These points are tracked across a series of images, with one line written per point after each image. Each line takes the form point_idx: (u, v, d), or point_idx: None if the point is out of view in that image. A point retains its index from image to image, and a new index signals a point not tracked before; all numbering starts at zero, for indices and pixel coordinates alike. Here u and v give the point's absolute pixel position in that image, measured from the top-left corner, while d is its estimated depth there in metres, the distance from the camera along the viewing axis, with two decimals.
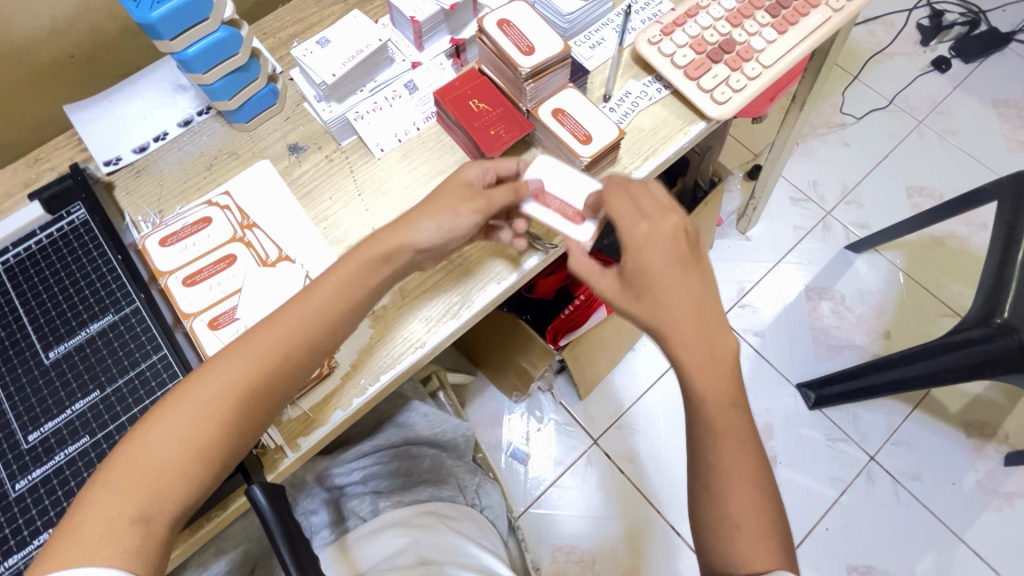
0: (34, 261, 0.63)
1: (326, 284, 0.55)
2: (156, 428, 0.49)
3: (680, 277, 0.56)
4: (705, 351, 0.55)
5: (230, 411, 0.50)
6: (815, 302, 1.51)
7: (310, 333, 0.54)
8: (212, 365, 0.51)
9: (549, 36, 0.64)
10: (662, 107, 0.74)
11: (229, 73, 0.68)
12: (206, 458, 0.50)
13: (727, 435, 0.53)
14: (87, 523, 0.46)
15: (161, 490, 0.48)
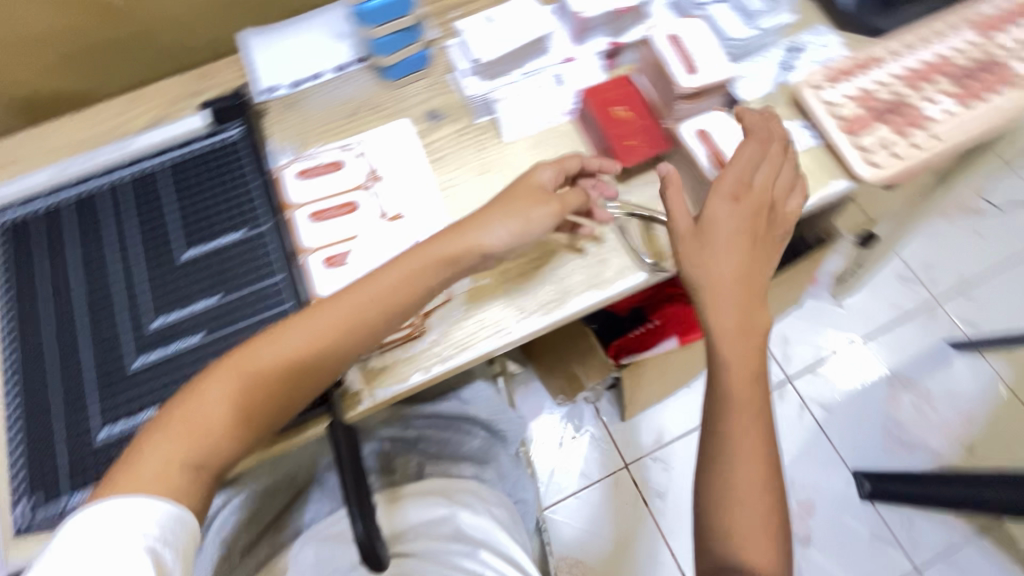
0: (185, 165, 0.69)
1: (386, 276, 0.57)
2: (211, 388, 0.52)
3: (739, 213, 0.58)
4: (739, 347, 0.56)
5: (281, 380, 0.54)
6: (896, 391, 1.40)
7: (366, 317, 0.55)
8: (270, 336, 0.55)
9: (715, 60, 0.63)
10: (809, 156, 0.70)
11: (396, 31, 0.72)
12: (255, 420, 0.53)
13: (751, 466, 0.54)
14: (139, 464, 0.49)
15: (210, 445, 0.51)
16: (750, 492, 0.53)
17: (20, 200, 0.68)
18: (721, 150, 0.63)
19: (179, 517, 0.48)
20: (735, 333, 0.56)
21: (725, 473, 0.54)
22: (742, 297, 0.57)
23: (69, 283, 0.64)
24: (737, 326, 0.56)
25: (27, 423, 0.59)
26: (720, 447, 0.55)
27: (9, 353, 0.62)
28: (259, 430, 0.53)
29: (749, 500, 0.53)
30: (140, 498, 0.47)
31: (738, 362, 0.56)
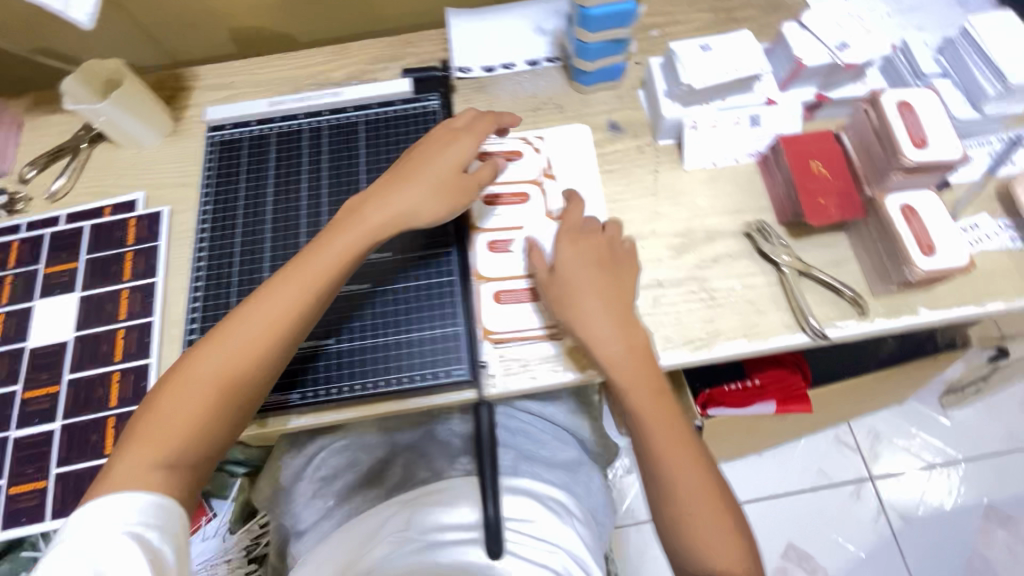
0: (383, 123, 0.74)
1: (326, 244, 0.57)
2: (180, 380, 0.51)
3: (584, 249, 0.61)
4: (641, 378, 0.57)
5: (246, 360, 0.52)
6: (989, 524, 1.26)
7: (313, 272, 0.55)
8: (239, 315, 0.53)
9: (945, 138, 0.59)
10: (1009, 258, 0.65)
11: (607, 40, 0.71)
12: (225, 406, 0.51)
13: (706, 506, 0.55)
14: (115, 468, 0.48)
15: (180, 438, 0.49)
16: (716, 531, 0.55)
17: (239, 123, 0.75)
18: (926, 232, 0.60)
19: (160, 505, 0.47)
20: (633, 364, 0.58)
21: (675, 512, 0.55)
22: (621, 322, 0.58)
23: (263, 205, 0.70)
24: (635, 363, 0.58)
25: (203, 322, 0.64)
26: (663, 488, 0.56)
27: (198, 255, 0.68)
28: (229, 416, 0.52)
29: (714, 539, 0.54)
30: (124, 494, 0.46)
31: (646, 392, 0.57)
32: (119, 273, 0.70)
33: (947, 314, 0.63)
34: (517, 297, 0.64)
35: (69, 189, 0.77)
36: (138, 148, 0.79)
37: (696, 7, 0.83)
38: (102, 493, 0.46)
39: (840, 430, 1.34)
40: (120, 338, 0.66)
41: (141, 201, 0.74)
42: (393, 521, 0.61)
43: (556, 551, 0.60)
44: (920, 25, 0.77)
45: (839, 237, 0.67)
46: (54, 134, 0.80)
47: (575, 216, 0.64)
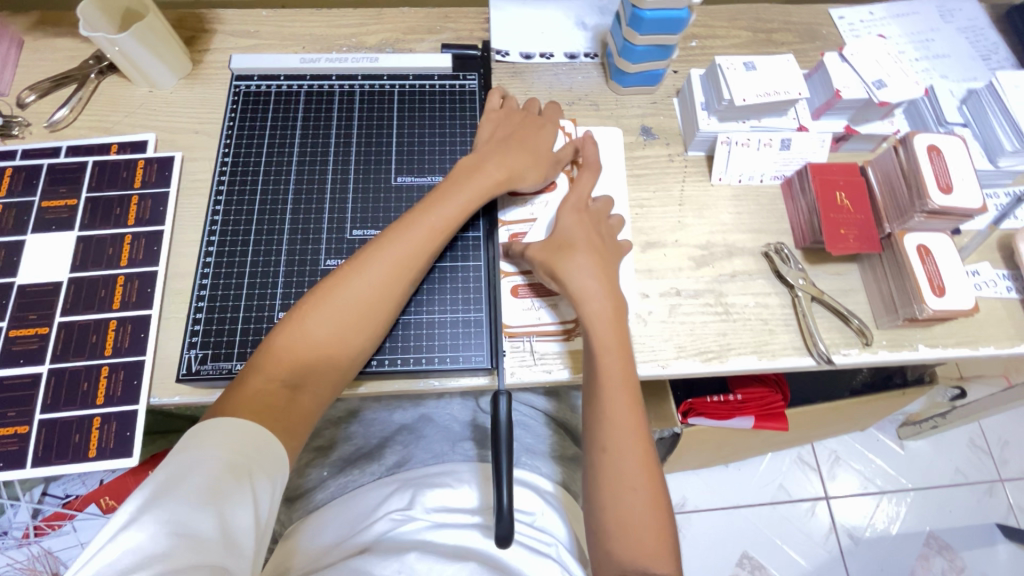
0: (420, 96, 0.72)
1: (450, 192, 0.59)
2: (315, 306, 0.52)
3: (583, 220, 0.61)
4: (608, 336, 0.55)
5: (378, 298, 0.54)
6: (929, 551, 1.31)
7: (446, 216, 0.58)
8: (375, 250, 0.55)
9: (969, 188, 0.63)
10: (1003, 306, 0.69)
11: (654, 45, 0.70)
12: (355, 338, 0.53)
13: (633, 469, 0.51)
14: (247, 384, 0.49)
15: (315, 362, 0.52)
16: (634, 492, 0.51)
17: (267, 76, 0.72)
18: (939, 273, 0.63)
19: (183, 512, 0.39)
20: (604, 319, 0.55)
21: (607, 470, 0.52)
22: (601, 279, 0.57)
23: (288, 164, 0.67)
24: (609, 319, 0.55)
25: (215, 278, 0.61)
26: (602, 441, 0.53)
27: (215, 207, 0.64)
28: (359, 347, 0.54)
29: (631, 498, 0.50)
30: (239, 423, 0.45)
31: (609, 348, 0.54)
32: (122, 217, 0.66)
33: (943, 352, 0.66)
34: (534, 291, 0.63)
35: (71, 121, 0.72)
36: (152, 88, 0.74)
37: (736, 24, 0.84)
38: (186, 444, 0.43)
39: (804, 450, 1.39)
40: (120, 286, 0.63)
41: (151, 143, 0.70)
42: (397, 501, 0.62)
43: (555, 542, 0.61)
44: (944, 73, 0.81)
45: (852, 269, 0.70)
46: (58, 59, 0.75)
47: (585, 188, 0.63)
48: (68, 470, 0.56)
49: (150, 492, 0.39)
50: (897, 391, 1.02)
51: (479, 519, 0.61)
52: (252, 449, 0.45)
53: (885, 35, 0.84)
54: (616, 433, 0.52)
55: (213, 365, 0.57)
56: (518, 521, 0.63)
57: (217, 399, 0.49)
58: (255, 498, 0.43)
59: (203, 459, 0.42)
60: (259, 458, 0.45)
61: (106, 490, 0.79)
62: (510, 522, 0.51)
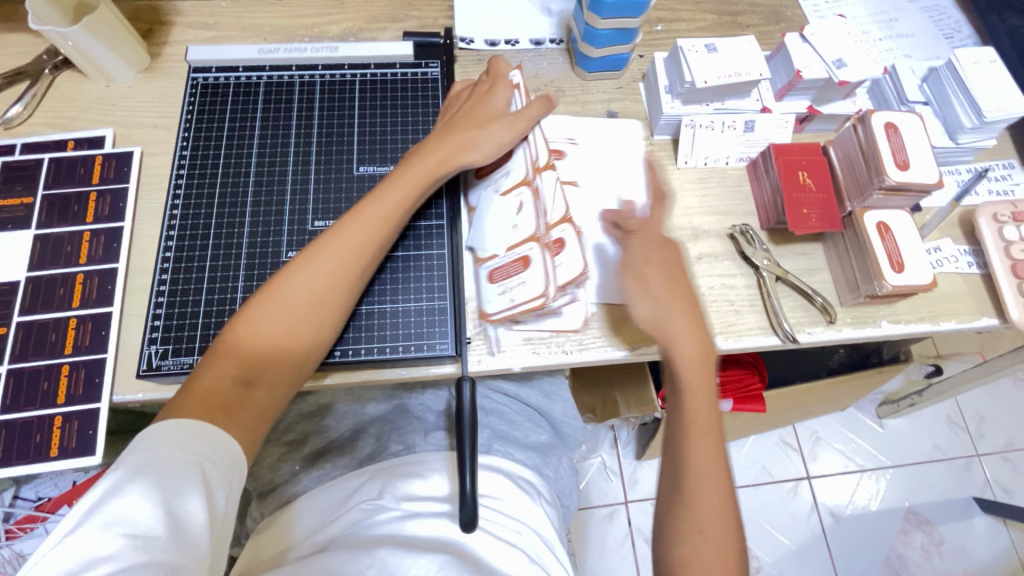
0: (381, 84, 0.71)
1: (399, 180, 0.59)
2: (261, 303, 0.52)
3: (657, 247, 0.59)
4: (697, 382, 0.56)
5: (327, 289, 0.53)
6: (908, 526, 1.34)
7: (392, 206, 0.57)
8: (322, 244, 0.55)
9: (925, 164, 0.63)
10: (964, 282, 0.70)
11: (616, 28, 0.70)
12: (304, 332, 0.52)
13: (712, 516, 0.52)
14: (198, 382, 0.49)
15: (266, 358, 0.51)
16: (711, 537, 0.51)
17: (226, 67, 0.71)
18: (899, 250, 0.63)
19: (139, 509, 0.39)
20: (694, 364, 0.56)
21: (683, 513, 0.52)
22: (694, 331, 0.57)
23: (248, 157, 0.66)
24: (698, 361, 0.56)
25: (174, 273, 0.60)
26: (679, 484, 0.53)
27: (174, 202, 0.64)
28: (310, 340, 0.53)
29: (705, 542, 0.51)
30: (189, 422, 0.45)
31: (693, 393, 0.55)
32: (80, 214, 0.65)
33: (906, 328, 0.67)
34: (507, 274, 0.60)
35: (26, 118, 0.70)
36: (109, 82, 0.73)
37: (701, 7, 0.84)
38: (151, 438, 0.43)
39: (786, 431, 1.41)
40: (79, 283, 0.62)
41: (109, 139, 0.69)
42: (366, 492, 0.61)
43: (525, 530, 0.61)
44: (907, 52, 0.82)
45: (816, 248, 0.70)
46: (10, 55, 0.73)
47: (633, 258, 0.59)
48: (30, 470, 0.56)
49: (111, 487, 0.40)
50: (871, 369, 1.03)
51: (448, 507, 0.61)
52: (210, 447, 0.44)
53: (849, 15, 0.85)
54: (698, 478, 0.52)
55: (174, 360, 0.57)
56: (488, 506, 0.62)
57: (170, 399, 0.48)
58: (209, 495, 0.42)
59: (160, 457, 0.42)
60: (217, 456, 0.44)
61: (77, 491, 0.78)
62: (474, 506, 0.52)
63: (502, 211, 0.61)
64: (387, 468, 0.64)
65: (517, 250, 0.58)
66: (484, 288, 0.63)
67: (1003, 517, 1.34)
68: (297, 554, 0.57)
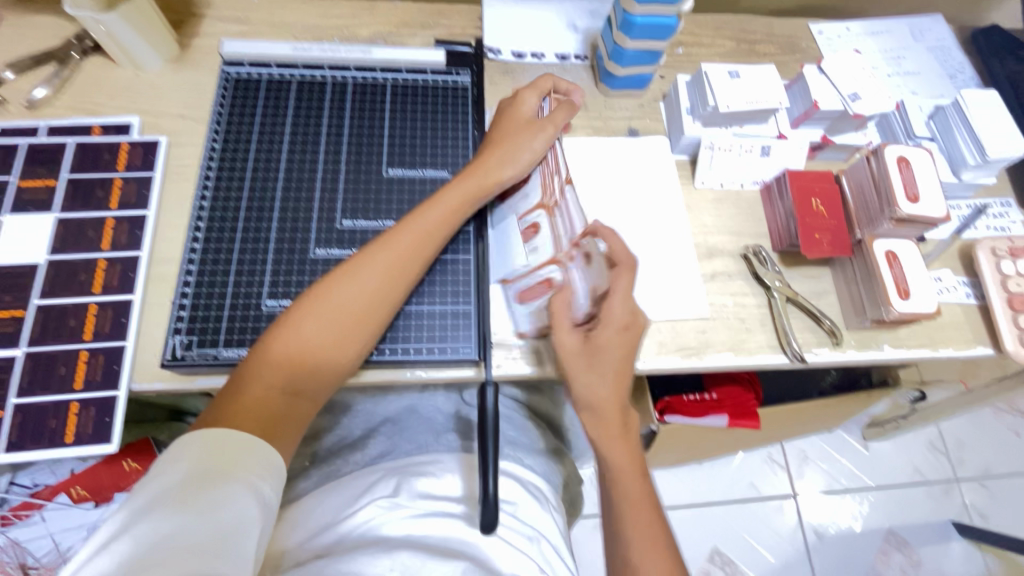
0: (413, 90, 0.73)
1: (439, 200, 0.60)
2: (305, 314, 0.53)
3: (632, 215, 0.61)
4: (621, 460, 0.56)
5: (376, 303, 0.55)
6: (888, 547, 1.37)
7: (432, 227, 0.59)
8: (368, 258, 0.56)
9: (934, 198, 0.67)
10: (962, 311, 0.73)
11: (642, 50, 0.72)
12: (345, 347, 0.53)
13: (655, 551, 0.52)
14: (244, 391, 0.49)
15: (314, 368, 0.52)
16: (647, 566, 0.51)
17: (259, 63, 0.72)
18: (905, 278, 0.66)
19: (184, 514, 0.38)
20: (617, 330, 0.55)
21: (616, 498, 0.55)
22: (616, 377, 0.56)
23: (279, 153, 0.67)
24: (619, 442, 0.56)
25: (201, 264, 0.61)
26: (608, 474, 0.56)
27: (203, 193, 0.64)
28: (357, 351, 0.54)
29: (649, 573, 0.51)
30: (238, 434, 0.45)
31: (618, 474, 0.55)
32: (104, 201, 0.65)
33: (907, 353, 0.70)
34: (536, 294, 0.59)
35: (51, 101, 0.70)
36: (137, 70, 0.73)
37: (721, 34, 0.87)
38: (180, 458, 0.42)
39: (774, 449, 1.44)
40: (101, 269, 0.62)
41: (136, 127, 0.69)
42: (382, 488, 0.61)
43: (536, 536, 0.61)
44: (914, 89, 0.86)
45: (824, 272, 0.73)
46: (38, 37, 0.73)
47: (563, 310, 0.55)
48: (42, 456, 0.55)
49: (135, 513, 0.38)
50: (863, 391, 1.06)
51: (461, 508, 0.61)
52: (246, 450, 0.44)
53: (861, 50, 0.88)
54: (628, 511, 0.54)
55: (198, 351, 0.57)
56: (503, 510, 0.63)
57: (212, 407, 0.48)
58: (254, 492, 0.43)
59: (201, 469, 0.42)
60: (243, 461, 0.44)
61: (77, 479, 0.76)
62: (495, 509, 0.52)
63: (525, 233, 0.61)
64: (399, 470, 0.64)
65: (541, 271, 0.57)
66: (517, 308, 0.63)
67: (979, 542, 1.38)
68: (298, 553, 0.56)
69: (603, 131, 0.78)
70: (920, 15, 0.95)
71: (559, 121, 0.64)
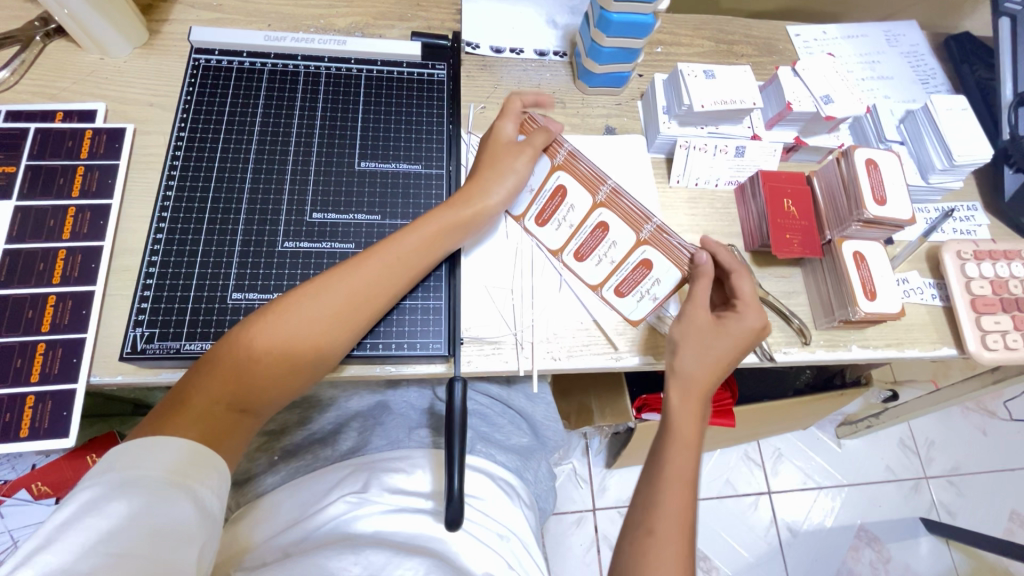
0: (387, 82, 0.72)
1: (416, 226, 0.59)
2: (261, 329, 0.51)
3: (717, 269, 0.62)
4: (687, 429, 0.55)
5: (332, 328, 0.53)
6: (860, 543, 1.40)
7: (407, 258, 0.58)
8: (333, 280, 0.54)
9: (901, 202, 0.68)
10: (928, 313, 0.75)
11: (619, 48, 0.72)
12: (298, 371, 0.52)
13: (673, 506, 0.50)
14: (190, 400, 0.48)
15: (261, 386, 0.50)
16: (667, 523, 0.49)
17: (230, 51, 0.70)
18: (872, 279, 0.67)
19: (130, 517, 0.38)
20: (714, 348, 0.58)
21: (651, 503, 0.51)
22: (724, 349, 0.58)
23: (248, 144, 0.66)
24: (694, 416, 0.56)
25: (165, 256, 0.59)
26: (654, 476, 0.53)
27: (168, 184, 0.62)
28: (308, 373, 0.53)
29: (660, 528, 0.49)
30: (185, 442, 0.44)
31: (681, 431, 0.55)
32: (65, 188, 0.63)
33: (873, 353, 0.71)
34: (634, 283, 0.64)
35: (12, 85, 0.68)
36: (104, 55, 0.71)
37: (700, 34, 0.87)
38: (127, 455, 0.42)
39: (750, 447, 1.46)
40: (60, 260, 0.60)
41: (101, 113, 0.67)
42: (351, 484, 0.60)
43: (505, 531, 0.62)
44: (887, 94, 0.87)
45: (794, 272, 0.74)
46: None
47: (700, 298, 0.59)
48: None
49: (84, 505, 0.38)
50: (835, 391, 1.08)
51: (430, 504, 0.60)
52: (186, 459, 0.44)
53: (836, 54, 0.90)
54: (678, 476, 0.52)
55: (160, 344, 0.56)
56: (473, 506, 0.62)
57: (152, 413, 0.47)
58: (195, 498, 0.42)
59: (138, 478, 0.40)
60: (186, 467, 0.43)
61: (38, 475, 0.75)
62: (460, 505, 0.52)
63: (595, 239, 0.64)
64: (370, 467, 0.63)
65: (632, 258, 0.63)
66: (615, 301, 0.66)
67: (946, 538, 1.42)
68: (261, 551, 0.55)
69: (580, 128, 0.78)
70: (895, 21, 0.96)
71: (537, 147, 0.63)
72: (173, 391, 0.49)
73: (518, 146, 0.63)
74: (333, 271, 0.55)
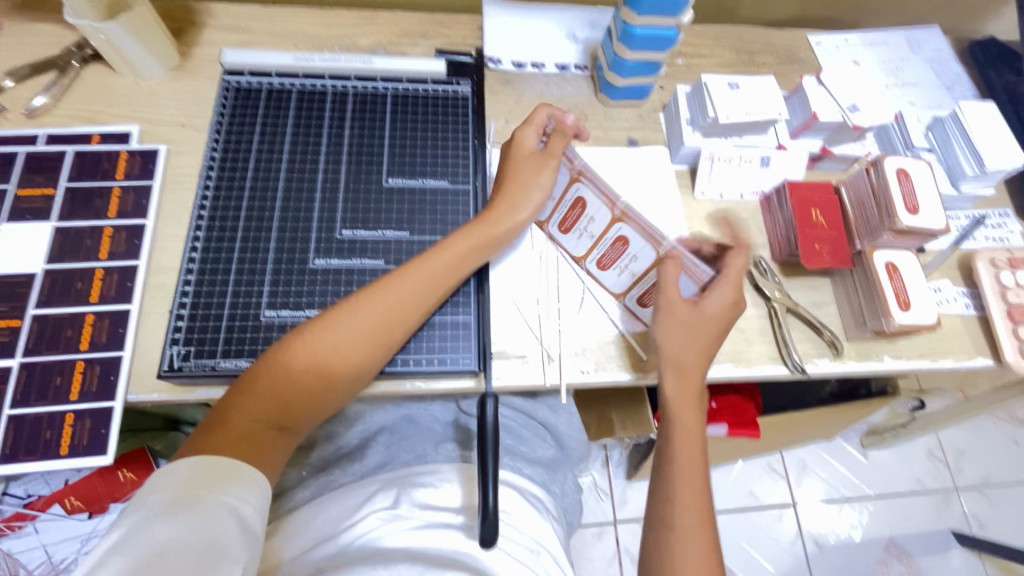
0: (413, 99, 0.73)
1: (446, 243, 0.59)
2: (299, 349, 0.51)
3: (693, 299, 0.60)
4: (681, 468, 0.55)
5: (365, 347, 0.53)
6: (888, 556, 1.36)
7: (439, 274, 0.58)
8: (368, 298, 0.54)
9: (934, 210, 0.67)
10: (961, 322, 0.73)
11: (641, 62, 0.72)
12: (333, 388, 0.52)
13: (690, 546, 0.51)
14: (232, 419, 0.48)
15: (300, 404, 0.51)
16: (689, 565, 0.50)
17: (260, 72, 0.72)
18: (906, 289, 0.66)
19: (176, 537, 0.38)
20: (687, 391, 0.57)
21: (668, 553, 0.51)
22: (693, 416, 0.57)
23: (280, 165, 0.67)
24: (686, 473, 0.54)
25: (199, 273, 0.60)
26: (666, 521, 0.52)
27: (202, 203, 0.64)
28: (343, 390, 0.53)
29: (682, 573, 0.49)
30: (224, 462, 0.45)
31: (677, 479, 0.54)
32: (102, 209, 0.65)
33: (907, 363, 0.69)
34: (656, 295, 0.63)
35: (51, 109, 0.70)
36: (137, 78, 0.73)
37: (720, 44, 0.87)
38: (172, 478, 0.43)
39: (773, 458, 1.43)
40: (98, 279, 0.61)
41: (135, 135, 0.69)
42: (382, 499, 0.60)
43: (536, 547, 0.61)
44: (912, 100, 0.86)
45: (824, 283, 0.73)
46: (39, 44, 0.73)
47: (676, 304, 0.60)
48: (37, 467, 0.54)
49: (130, 529, 0.39)
50: (863, 401, 1.06)
51: (461, 520, 0.60)
52: (229, 478, 0.44)
53: (858, 62, 0.89)
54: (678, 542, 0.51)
55: (196, 361, 0.56)
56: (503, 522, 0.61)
57: (194, 434, 0.48)
58: (237, 516, 0.43)
59: (178, 500, 0.41)
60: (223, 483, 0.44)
61: (72, 490, 0.76)
62: (495, 521, 0.52)
63: (616, 251, 0.64)
64: (399, 482, 0.63)
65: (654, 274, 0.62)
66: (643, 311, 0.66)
67: (979, 551, 1.38)
68: (293, 567, 0.55)
69: (603, 141, 0.78)
70: (917, 27, 0.95)
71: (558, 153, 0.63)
72: (215, 409, 0.50)
73: (542, 156, 0.63)
74: (366, 289, 0.56)
